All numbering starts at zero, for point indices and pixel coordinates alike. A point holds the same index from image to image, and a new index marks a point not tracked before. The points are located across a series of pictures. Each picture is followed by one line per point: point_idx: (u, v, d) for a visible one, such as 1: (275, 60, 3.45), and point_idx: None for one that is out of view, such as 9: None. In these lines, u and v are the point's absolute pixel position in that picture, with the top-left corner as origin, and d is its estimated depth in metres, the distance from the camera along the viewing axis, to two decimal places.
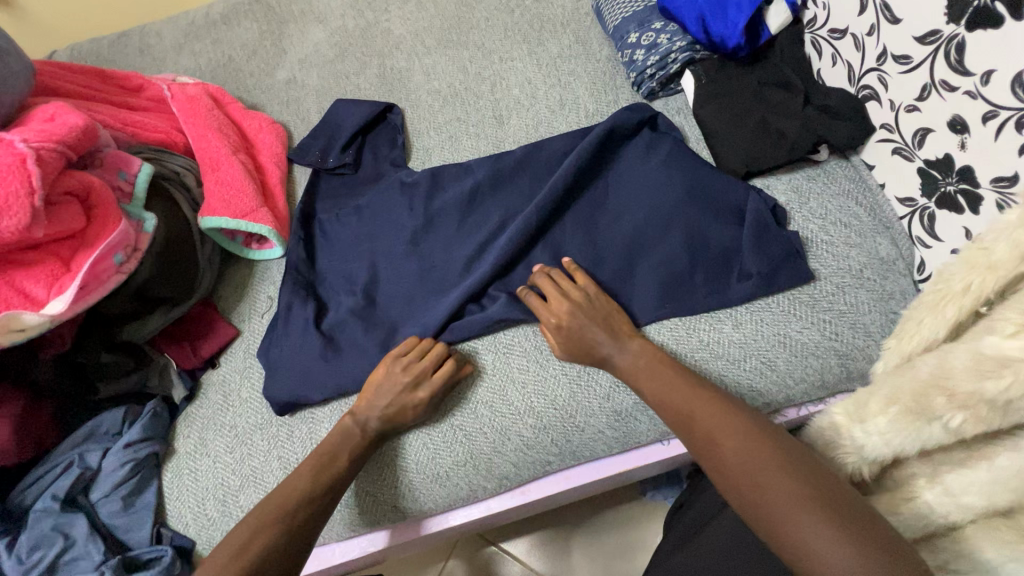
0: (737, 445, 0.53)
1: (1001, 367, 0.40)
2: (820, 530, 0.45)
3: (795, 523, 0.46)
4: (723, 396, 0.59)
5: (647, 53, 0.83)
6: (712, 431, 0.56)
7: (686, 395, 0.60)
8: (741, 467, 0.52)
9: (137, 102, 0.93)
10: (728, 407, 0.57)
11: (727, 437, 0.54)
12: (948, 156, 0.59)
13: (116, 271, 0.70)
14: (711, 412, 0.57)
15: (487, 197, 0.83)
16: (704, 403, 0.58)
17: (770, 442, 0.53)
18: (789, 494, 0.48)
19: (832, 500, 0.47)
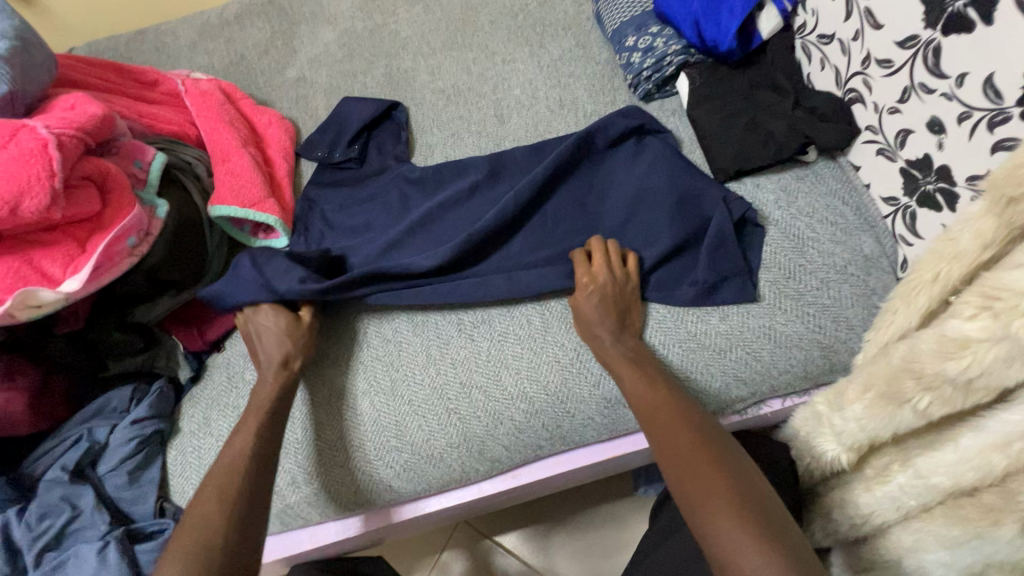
0: (686, 443, 0.55)
1: (962, 348, 0.42)
2: (738, 536, 0.46)
3: (720, 524, 0.48)
4: (683, 398, 0.61)
5: (643, 55, 0.86)
6: (667, 427, 0.57)
7: (653, 392, 0.61)
8: (685, 463, 0.53)
9: (153, 95, 0.97)
10: (687, 410, 0.59)
11: (676, 435, 0.56)
12: (927, 156, 0.61)
13: (129, 253, 0.73)
14: (672, 412, 0.59)
15: (486, 192, 0.86)
16: (664, 402, 0.60)
17: (718, 447, 0.54)
18: (723, 496, 0.49)
19: (761, 511, 0.48)
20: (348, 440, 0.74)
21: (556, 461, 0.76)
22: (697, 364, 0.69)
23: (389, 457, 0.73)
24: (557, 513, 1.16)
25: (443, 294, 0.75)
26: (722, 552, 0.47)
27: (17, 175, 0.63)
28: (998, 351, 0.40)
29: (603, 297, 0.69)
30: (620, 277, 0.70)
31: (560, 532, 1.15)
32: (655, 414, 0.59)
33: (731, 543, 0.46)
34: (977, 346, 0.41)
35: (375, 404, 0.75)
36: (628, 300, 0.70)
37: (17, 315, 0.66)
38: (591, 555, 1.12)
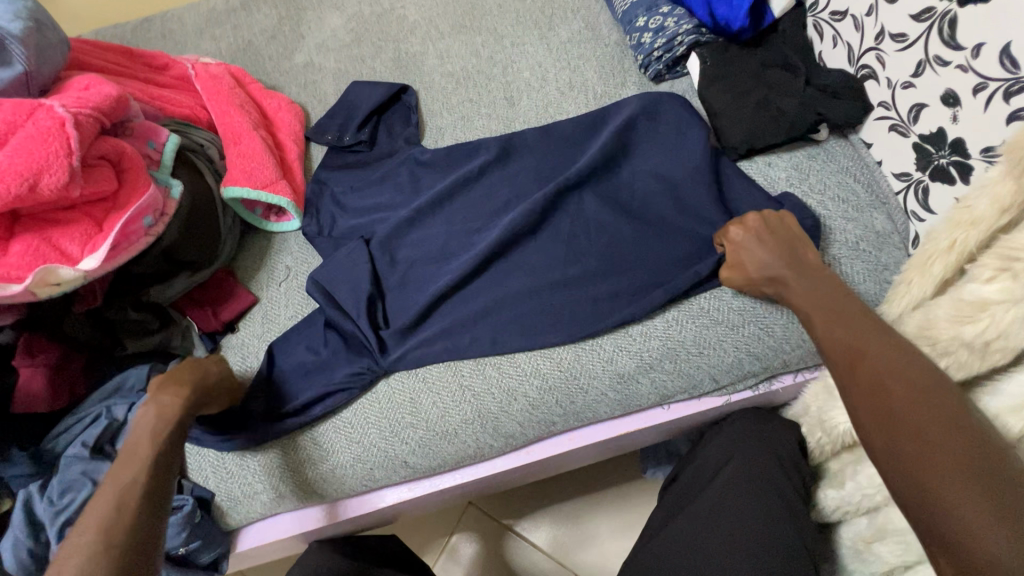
0: (903, 390, 0.45)
1: (979, 311, 0.43)
2: (972, 507, 0.39)
3: (944, 490, 0.40)
4: (888, 339, 0.50)
5: (654, 36, 0.86)
6: (876, 369, 0.48)
7: (850, 333, 0.52)
8: (900, 416, 0.44)
9: (163, 79, 0.97)
10: (898, 351, 0.48)
11: (887, 382, 0.46)
12: (940, 130, 0.61)
13: (145, 233, 0.74)
14: (887, 354, 0.48)
15: (497, 173, 0.86)
16: (869, 341, 0.50)
17: (947, 398, 0.44)
18: (951, 458, 0.41)
19: (1003, 481, 0.39)
20: (348, 412, 0.75)
21: (564, 439, 0.76)
22: (711, 339, 0.70)
23: (400, 432, 0.74)
24: (566, 495, 1.18)
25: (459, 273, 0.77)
26: (943, 520, 0.40)
27: (36, 153, 0.64)
28: (1015, 313, 0.41)
29: (759, 241, 0.66)
30: (772, 221, 0.68)
31: (569, 513, 1.16)
32: (864, 357, 0.49)
33: (952, 511, 0.39)
34: (995, 308, 0.42)
35: (388, 379, 0.76)
36: (795, 240, 0.66)
37: (37, 292, 0.67)
38: (600, 535, 1.14)
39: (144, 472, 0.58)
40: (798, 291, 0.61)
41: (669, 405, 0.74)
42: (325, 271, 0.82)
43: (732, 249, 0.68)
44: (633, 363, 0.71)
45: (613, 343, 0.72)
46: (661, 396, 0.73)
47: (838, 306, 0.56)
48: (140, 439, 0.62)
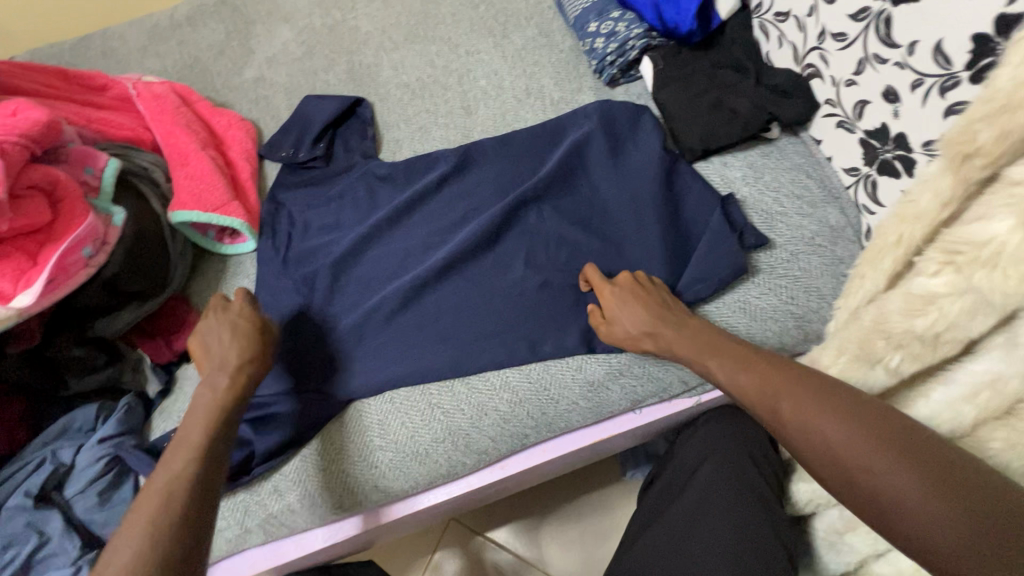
0: (810, 430, 0.49)
1: (927, 305, 0.42)
2: (936, 523, 0.41)
3: (902, 512, 0.42)
4: (786, 374, 0.54)
5: (606, 40, 0.87)
6: (782, 422, 0.51)
7: (748, 376, 0.56)
8: (825, 460, 0.47)
9: (102, 100, 0.92)
10: (794, 387, 0.52)
11: (798, 430, 0.50)
12: (884, 126, 0.63)
13: (85, 264, 0.70)
14: (783, 395, 0.51)
15: (456, 185, 0.85)
16: (764, 388, 0.54)
17: (852, 415, 0.47)
18: (883, 481, 0.43)
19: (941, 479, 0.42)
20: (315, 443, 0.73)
21: (539, 451, 0.75)
22: None
23: (373, 468, 0.72)
24: (548, 503, 1.16)
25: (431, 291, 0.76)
26: (920, 543, 0.42)
27: None
28: (964, 304, 0.40)
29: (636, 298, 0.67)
30: (640, 284, 0.69)
31: (552, 522, 1.15)
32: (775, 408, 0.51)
33: (922, 532, 0.41)
34: (943, 301, 0.41)
35: (356, 407, 0.74)
36: (665, 298, 0.68)
37: None
38: (584, 542, 1.13)
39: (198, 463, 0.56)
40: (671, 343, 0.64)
41: (640, 409, 0.74)
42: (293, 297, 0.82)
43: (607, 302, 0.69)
44: (603, 369, 0.71)
45: (581, 352, 0.72)
46: (632, 401, 0.72)
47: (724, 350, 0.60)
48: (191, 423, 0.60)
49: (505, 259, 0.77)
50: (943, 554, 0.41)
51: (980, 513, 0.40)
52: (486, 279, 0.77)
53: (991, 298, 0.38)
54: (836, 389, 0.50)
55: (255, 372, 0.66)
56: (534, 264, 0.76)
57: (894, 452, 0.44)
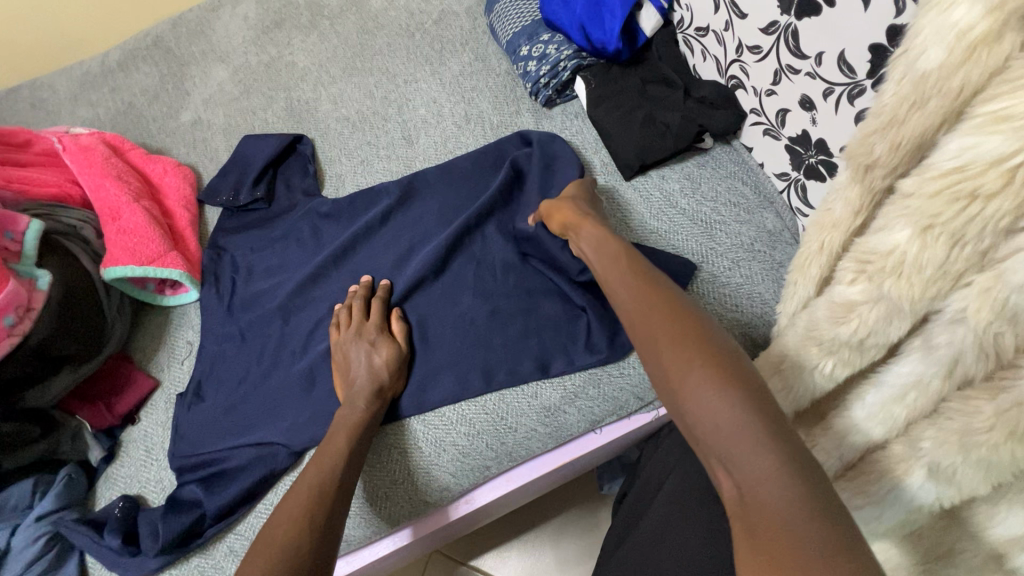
0: (676, 346, 0.44)
1: (849, 312, 0.43)
2: (760, 459, 0.36)
3: (731, 447, 0.38)
4: (677, 295, 0.50)
5: (538, 64, 0.88)
6: (651, 335, 0.47)
7: (640, 289, 0.52)
8: (678, 374, 0.43)
9: (25, 157, 0.89)
10: (679, 307, 0.48)
11: (665, 339, 0.45)
12: (805, 132, 0.65)
13: (7, 334, 0.67)
14: (664, 312, 0.48)
15: (400, 216, 0.84)
16: (650, 300, 0.50)
17: (718, 347, 0.44)
18: (728, 413, 0.39)
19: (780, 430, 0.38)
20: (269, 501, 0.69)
21: (503, 481, 0.74)
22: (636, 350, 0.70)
23: None
24: (529, 525, 1.15)
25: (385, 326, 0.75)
26: (740, 486, 0.37)
27: None
28: (879, 311, 0.41)
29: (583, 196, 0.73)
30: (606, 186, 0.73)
31: (533, 544, 1.13)
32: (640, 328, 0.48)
33: (745, 467, 0.37)
34: (861, 308, 0.42)
35: (306, 454, 0.70)
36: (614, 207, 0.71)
37: None
38: (567, 561, 1.11)
39: (323, 487, 0.60)
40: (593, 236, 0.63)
41: (600, 429, 0.73)
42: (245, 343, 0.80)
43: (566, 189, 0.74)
44: (559, 393, 0.71)
45: (536, 378, 0.71)
46: (591, 421, 0.72)
47: (626, 264, 0.56)
48: (327, 446, 0.64)
49: (451, 289, 0.76)
50: (753, 487, 0.36)
51: (808, 468, 0.36)
52: (433, 312, 0.75)
53: (902, 305, 0.39)
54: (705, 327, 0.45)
55: (400, 374, 0.71)
56: (481, 291, 0.75)
57: (746, 391, 0.40)
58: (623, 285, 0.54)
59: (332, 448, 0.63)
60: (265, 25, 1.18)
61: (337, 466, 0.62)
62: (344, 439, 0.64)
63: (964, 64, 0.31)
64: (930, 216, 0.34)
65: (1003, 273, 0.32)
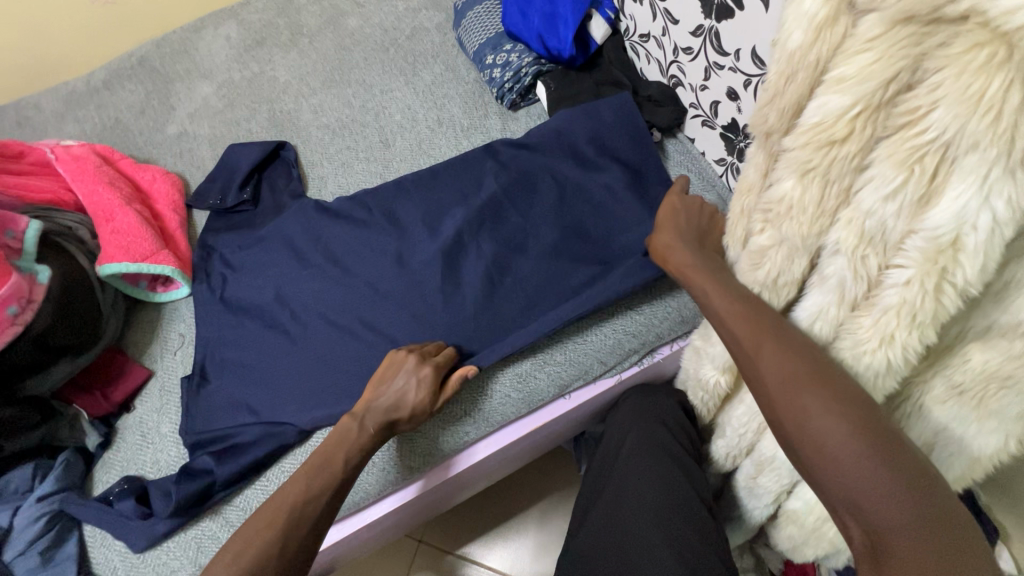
0: (806, 392, 0.48)
1: (762, 257, 0.52)
2: (891, 505, 0.43)
3: (866, 496, 0.44)
4: (788, 326, 0.52)
5: (503, 70, 0.97)
6: (770, 376, 0.50)
7: (744, 320, 0.53)
8: (813, 417, 0.47)
9: (19, 166, 0.93)
10: (795, 343, 0.50)
11: (784, 384, 0.49)
12: (734, 120, 0.75)
13: (12, 322, 0.71)
14: (781, 349, 0.50)
15: (379, 210, 0.91)
16: (760, 335, 0.52)
17: (846, 391, 0.47)
18: (859, 460, 0.45)
19: (913, 469, 0.44)
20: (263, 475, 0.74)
21: (480, 446, 0.80)
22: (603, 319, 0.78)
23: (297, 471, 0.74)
24: (513, 510, 1.20)
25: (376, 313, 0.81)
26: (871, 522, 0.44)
27: None
28: (783, 253, 0.50)
29: (680, 231, 0.68)
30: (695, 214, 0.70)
31: (516, 527, 1.18)
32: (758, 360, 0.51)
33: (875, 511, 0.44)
34: (770, 252, 0.51)
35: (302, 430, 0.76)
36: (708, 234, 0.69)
37: None
38: (550, 540, 1.16)
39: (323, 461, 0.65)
40: (691, 278, 0.61)
41: (569, 393, 0.80)
42: (237, 334, 0.85)
43: (667, 217, 0.70)
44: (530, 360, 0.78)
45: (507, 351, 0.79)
46: (560, 385, 0.79)
47: (729, 291, 0.56)
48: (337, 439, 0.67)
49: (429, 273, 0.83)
50: (884, 525, 0.43)
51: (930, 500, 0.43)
52: (414, 293, 0.82)
53: (798, 242, 0.47)
54: (828, 365, 0.49)
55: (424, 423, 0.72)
56: (458, 273, 0.82)
57: (876, 433, 0.45)
58: (729, 309, 0.55)
59: (344, 427, 0.68)
60: (247, 44, 1.26)
61: (344, 440, 0.67)
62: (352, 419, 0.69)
63: (815, 43, 0.39)
64: (804, 164, 0.42)
65: (859, 204, 0.41)
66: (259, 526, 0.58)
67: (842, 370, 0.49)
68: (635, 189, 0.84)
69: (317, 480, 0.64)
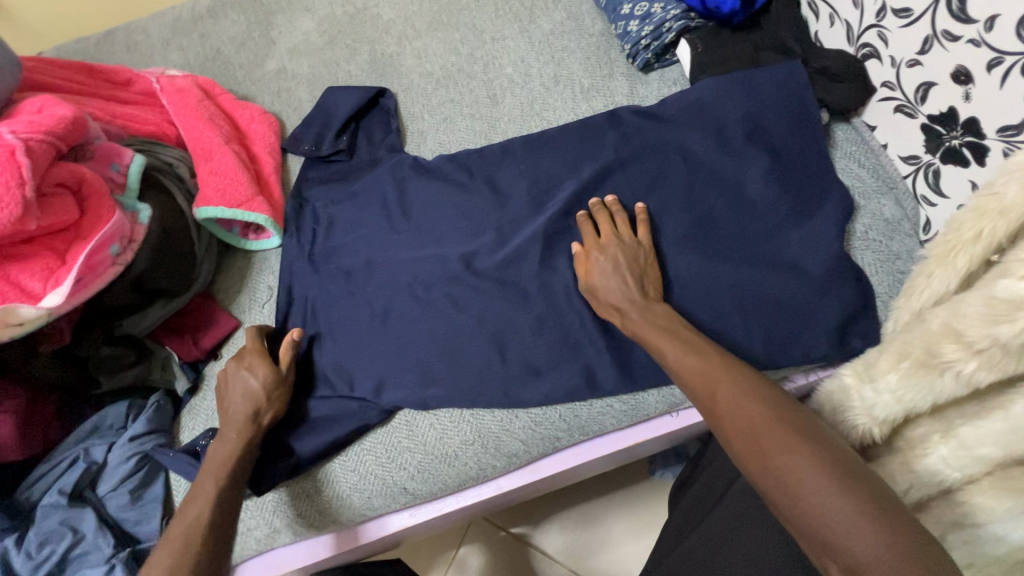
0: (767, 427, 0.49)
1: (1014, 309, 0.41)
2: (870, 537, 0.40)
3: (840, 531, 0.42)
4: (745, 371, 0.55)
5: (641, 23, 0.83)
6: (725, 417, 0.52)
7: (703, 368, 0.56)
8: (775, 452, 0.47)
9: (126, 95, 0.91)
10: (753, 385, 0.53)
11: (739, 427, 0.51)
12: (952, 110, 0.58)
13: (112, 262, 0.69)
14: (732, 392, 0.53)
15: (483, 176, 0.81)
16: (716, 377, 0.55)
17: (801, 426, 0.49)
18: (824, 488, 0.43)
19: (877, 498, 0.43)
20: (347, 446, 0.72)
21: (569, 454, 0.73)
22: (734, 335, 0.66)
23: (365, 453, 0.72)
24: (574, 503, 1.12)
25: (473, 291, 0.74)
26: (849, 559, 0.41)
27: None
28: None
29: (615, 267, 0.67)
30: (631, 244, 0.68)
31: (576, 521, 1.11)
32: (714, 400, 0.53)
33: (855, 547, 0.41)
34: None
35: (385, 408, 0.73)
36: (643, 271, 0.67)
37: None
38: (612, 541, 1.09)
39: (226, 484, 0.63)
40: (645, 331, 0.62)
41: (676, 412, 0.71)
42: (325, 296, 0.81)
43: (591, 266, 0.68)
44: (643, 370, 0.68)
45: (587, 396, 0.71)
46: (669, 403, 0.70)
47: (688, 340, 0.60)
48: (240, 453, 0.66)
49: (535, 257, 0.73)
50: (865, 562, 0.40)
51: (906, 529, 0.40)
52: (517, 276, 0.73)
53: None
54: (783, 407, 0.51)
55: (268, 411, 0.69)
56: (568, 259, 0.72)
57: (835, 464, 0.45)
58: (688, 357, 0.58)
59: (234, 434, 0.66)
60: None
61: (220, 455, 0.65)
62: (235, 432, 0.67)
63: None
64: None
65: None
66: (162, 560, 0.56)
67: (796, 409, 0.51)
68: (792, 184, 0.70)
69: (217, 510, 0.61)
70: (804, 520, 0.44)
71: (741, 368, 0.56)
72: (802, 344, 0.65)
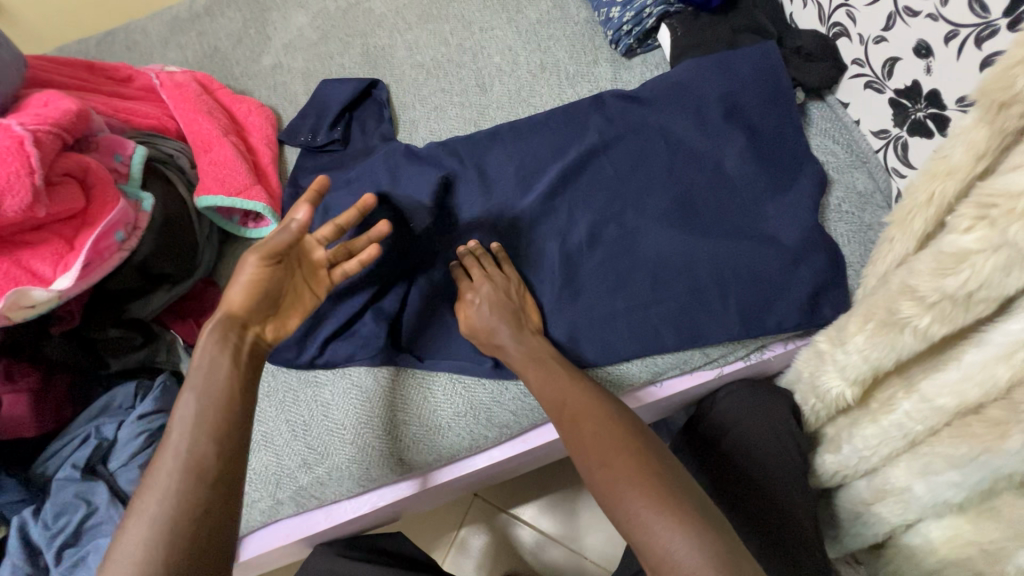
0: (606, 441, 0.55)
1: (959, 262, 0.42)
2: (671, 532, 0.46)
3: (653, 530, 0.47)
4: (597, 393, 0.61)
5: (622, 10, 0.86)
6: (574, 433, 0.57)
7: (563, 388, 0.62)
8: (609, 463, 0.53)
9: (128, 91, 0.95)
10: (600, 404, 0.59)
11: (586, 442, 0.56)
12: (915, 83, 0.61)
13: (117, 248, 0.73)
14: (586, 411, 0.58)
15: (471, 160, 0.84)
16: (571, 398, 0.60)
17: (636, 439, 0.55)
18: (643, 492, 0.49)
19: (688, 497, 0.49)
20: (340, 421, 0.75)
21: None
22: (711, 307, 0.69)
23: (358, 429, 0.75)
24: (571, 482, 1.15)
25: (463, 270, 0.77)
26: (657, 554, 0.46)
27: None
28: (996, 261, 0.41)
29: (496, 305, 0.69)
30: (500, 280, 0.72)
31: (573, 499, 1.14)
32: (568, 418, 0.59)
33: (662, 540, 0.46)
34: (975, 258, 0.42)
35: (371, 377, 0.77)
36: (516, 304, 0.70)
37: (13, 316, 0.66)
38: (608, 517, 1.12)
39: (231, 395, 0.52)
40: (516, 357, 0.67)
41: (661, 382, 0.73)
42: None
43: (468, 309, 0.71)
44: (625, 341, 0.70)
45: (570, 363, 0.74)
46: (652, 372, 0.72)
47: (549, 362, 0.65)
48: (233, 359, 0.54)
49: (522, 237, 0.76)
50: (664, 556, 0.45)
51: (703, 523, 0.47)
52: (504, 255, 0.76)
53: None
54: (620, 422, 0.57)
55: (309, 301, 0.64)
56: (553, 237, 0.75)
57: (658, 472, 0.51)
58: (545, 379, 0.64)
59: (214, 345, 0.54)
60: None
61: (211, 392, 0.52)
62: (229, 359, 0.54)
63: None
64: None
65: None
66: (153, 494, 0.47)
67: (631, 425, 0.57)
68: (768, 161, 0.73)
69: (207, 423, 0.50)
70: (625, 517, 0.49)
71: (591, 389, 0.62)
72: (778, 313, 0.68)
